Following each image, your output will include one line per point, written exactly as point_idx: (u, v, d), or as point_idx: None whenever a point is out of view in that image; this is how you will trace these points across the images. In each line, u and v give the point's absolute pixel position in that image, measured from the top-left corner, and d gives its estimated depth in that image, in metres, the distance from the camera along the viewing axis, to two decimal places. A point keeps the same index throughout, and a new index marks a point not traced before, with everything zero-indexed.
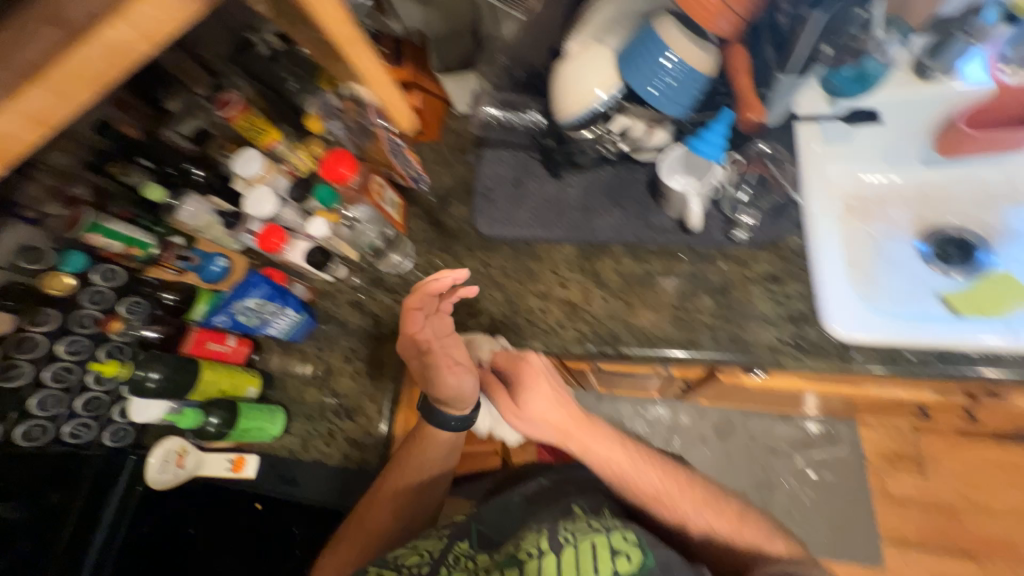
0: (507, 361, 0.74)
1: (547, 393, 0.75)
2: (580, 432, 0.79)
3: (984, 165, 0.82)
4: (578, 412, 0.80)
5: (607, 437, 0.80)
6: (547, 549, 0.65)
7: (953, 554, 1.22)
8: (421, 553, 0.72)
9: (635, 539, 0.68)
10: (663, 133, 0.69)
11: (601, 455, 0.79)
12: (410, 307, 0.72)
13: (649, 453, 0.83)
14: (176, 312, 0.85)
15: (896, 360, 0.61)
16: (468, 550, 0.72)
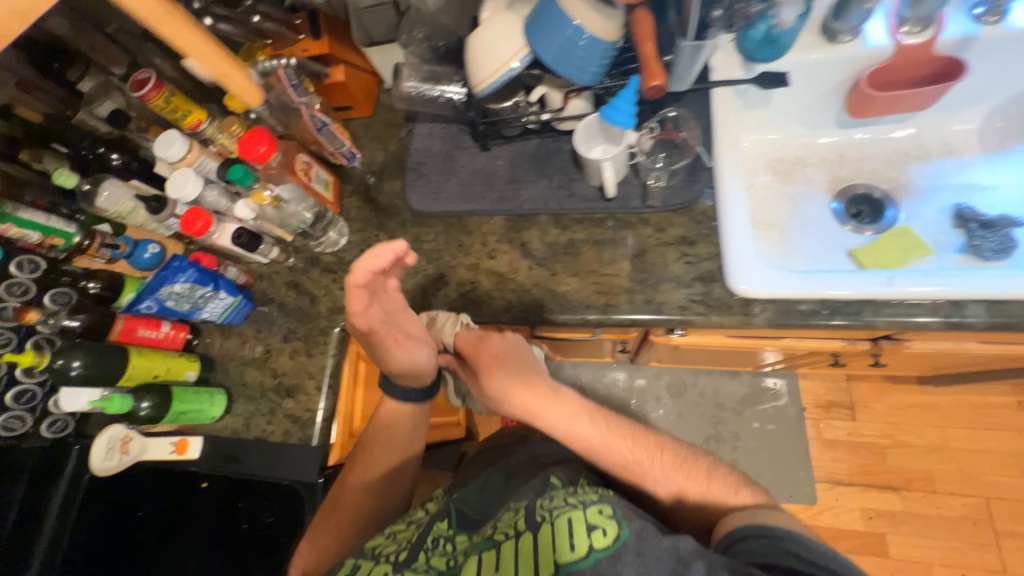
0: (464, 343, 0.74)
1: (509, 367, 0.73)
2: (543, 406, 0.73)
3: (892, 125, 0.86)
4: (543, 385, 0.75)
5: (571, 407, 0.74)
6: (523, 529, 0.61)
7: (879, 489, 1.32)
8: (400, 541, 0.70)
9: (612, 513, 0.59)
10: (581, 102, 0.73)
11: (563, 427, 0.73)
12: (354, 285, 0.67)
13: (625, 424, 0.76)
14: (104, 301, 0.79)
15: (789, 311, 0.65)
16: (446, 529, 0.72)
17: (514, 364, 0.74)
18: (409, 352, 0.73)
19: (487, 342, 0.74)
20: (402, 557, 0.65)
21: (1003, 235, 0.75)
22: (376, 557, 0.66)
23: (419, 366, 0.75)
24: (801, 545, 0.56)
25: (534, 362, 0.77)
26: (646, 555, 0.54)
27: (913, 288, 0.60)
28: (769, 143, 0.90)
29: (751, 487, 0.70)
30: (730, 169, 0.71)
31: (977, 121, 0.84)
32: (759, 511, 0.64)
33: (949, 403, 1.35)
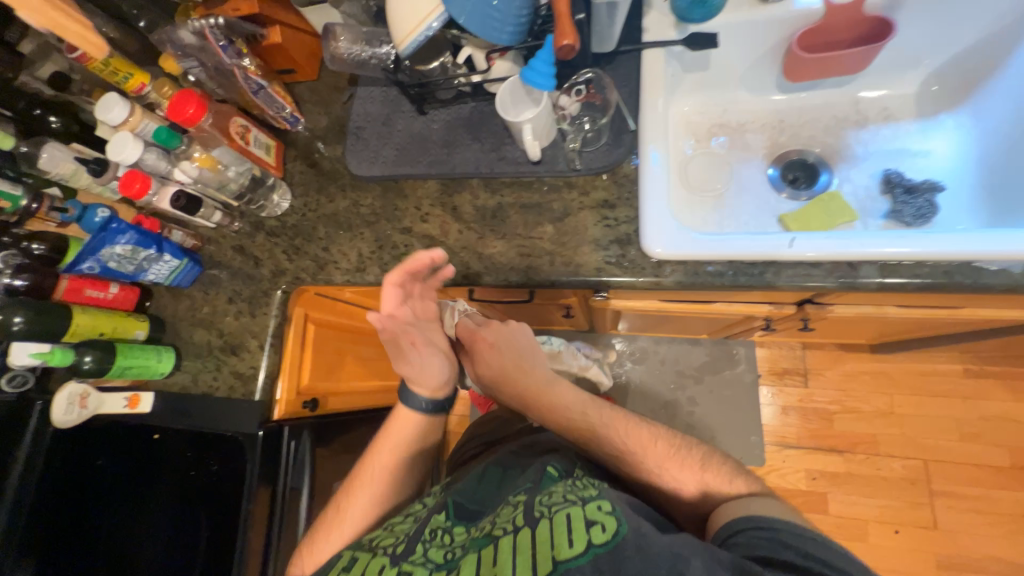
0: (465, 330, 0.87)
1: (510, 357, 0.85)
2: (542, 393, 0.84)
3: (833, 89, 0.86)
4: (543, 376, 0.85)
5: (573, 395, 0.84)
6: (522, 524, 0.57)
7: (824, 451, 1.38)
8: (398, 534, 0.66)
9: (611, 508, 0.58)
10: (505, 63, 0.73)
11: (560, 411, 0.82)
12: (390, 284, 0.71)
13: (619, 414, 0.82)
14: (49, 262, 0.81)
15: (698, 272, 0.67)
16: (445, 521, 0.66)
17: (513, 355, 0.86)
18: (421, 352, 0.77)
19: (483, 332, 0.86)
20: (400, 549, 0.61)
21: (923, 200, 0.77)
22: (375, 550, 0.63)
23: (432, 368, 0.78)
24: (800, 536, 0.56)
25: (534, 355, 0.87)
26: (647, 550, 0.53)
27: (887, 251, 0.60)
28: (713, 107, 0.90)
29: (738, 475, 0.71)
30: (652, 134, 0.71)
31: (915, 87, 0.83)
32: (752, 500, 0.65)
33: (897, 370, 1.39)
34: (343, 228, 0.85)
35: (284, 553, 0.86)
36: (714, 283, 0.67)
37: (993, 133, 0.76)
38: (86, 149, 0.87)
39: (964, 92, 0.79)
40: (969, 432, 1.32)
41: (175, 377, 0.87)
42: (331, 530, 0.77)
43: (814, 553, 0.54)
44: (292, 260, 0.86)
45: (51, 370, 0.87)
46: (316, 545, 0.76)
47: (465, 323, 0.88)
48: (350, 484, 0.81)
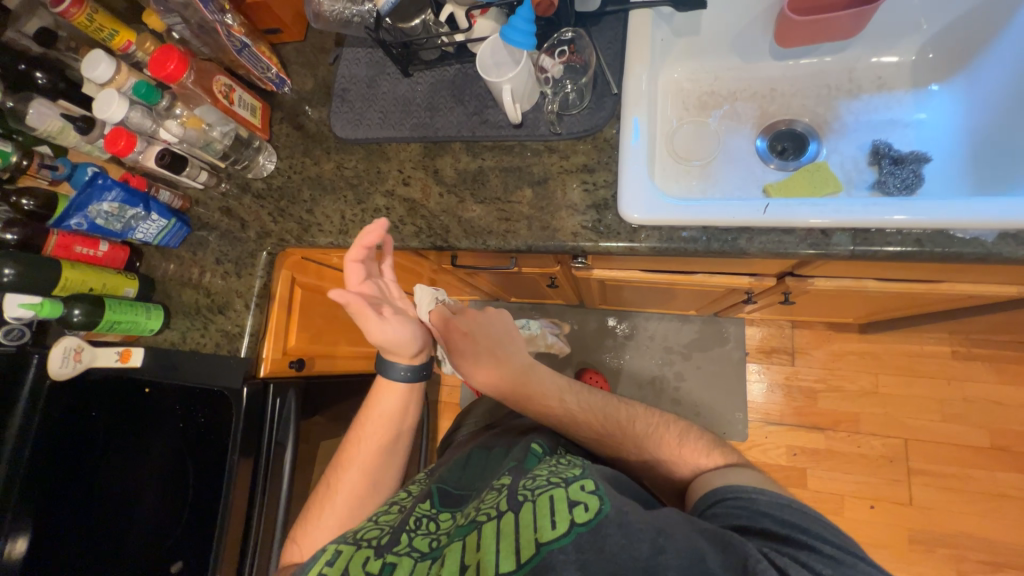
0: (439, 319, 0.85)
1: (486, 344, 0.88)
2: (521, 380, 0.85)
3: (827, 56, 0.84)
4: (520, 363, 0.87)
5: (550, 383, 0.86)
6: (506, 509, 0.60)
7: (807, 428, 1.40)
8: (382, 526, 0.67)
9: (594, 488, 0.60)
10: (487, 22, 0.72)
11: (539, 396, 0.84)
12: (352, 260, 0.77)
13: (597, 395, 0.85)
14: (38, 218, 0.82)
15: (672, 238, 0.67)
16: (429, 509, 0.70)
17: (487, 342, 0.88)
18: (392, 327, 0.80)
19: (457, 320, 0.87)
20: (385, 540, 0.63)
21: (909, 171, 0.75)
22: (358, 542, 0.63)
23: (404, 340, 0.81)
24: (777, 506, 0.58)
25: (508, 343, 0.89)
26: (628, 526, 0.55)
27: (890, 217, 0.59)
28: (704, 75, 0.88)
29: (716, 447, 0.73)
30: (634, 99, 0.71)
31: (910, 55, 0.81)
32: (731, 470, 0.68)
33: (885, 350, 1.39)
34: (327, 191, 0.86)
35: (269, 512, 0.87)
36: (684, 251, 0.67)
37: (986, 101, 0.74)
38: (72, 106, 0.87)
39: (958, 61, 0.77)
40: (952, 412, 1.33)
41: (165, 334, 0.90)
42: (328, 507, 0.77)
43: (792, 519, 0.56)
44: (278, 221, 0.87)
45: (47, 326, 0.90)
46: (313, 527, 0.76)
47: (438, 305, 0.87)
48: (339, 469, 0.81)
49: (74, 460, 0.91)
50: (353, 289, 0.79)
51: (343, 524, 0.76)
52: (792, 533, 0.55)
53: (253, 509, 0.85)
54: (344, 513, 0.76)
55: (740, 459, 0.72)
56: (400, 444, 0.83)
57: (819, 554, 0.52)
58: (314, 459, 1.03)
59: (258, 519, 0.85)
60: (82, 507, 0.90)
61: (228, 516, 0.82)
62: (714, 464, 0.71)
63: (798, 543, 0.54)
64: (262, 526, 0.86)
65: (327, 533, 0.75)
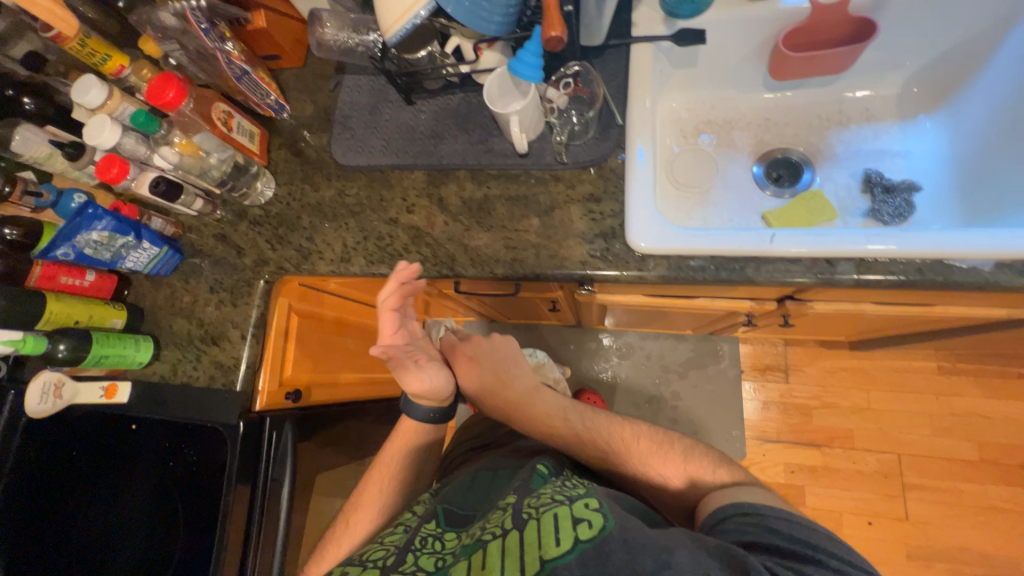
0: (448, 344, 0.93)
1: (492, 367, 0.91)
2: (523, 401, 0.89)
3: (815, 88, 0.87)
4: (522, 386, 0.91)
5: (553, 405, 0.88)
6: (511, 527, 0.57)
7: (803, 445, 1.41)
8: (387, 546, 0.66)
9: (599, 506, 0.59)
10: (493, 54, 0.73)
11: (540, 417, 0.87)
12: (387, 310, 0.78)
13: (599, 416, 0.86)
14: (21, 248, 0.77)
15: (681, 267, 0.67)
16: (435, 530, 0.66)
17: (493, 367, 0.91)
18: (424, 374, 0.81)
19: (464, 345, 0.92)
20: (390, 561, 0.61)
21: (901, 199, 0.78)
22: (364, 564, 0.63)
23: (436, 386, 0.83)
24: (784, 520, 0.57)
25: (515, 366, 0.93)
26: (632, 540, 0.54)
27: (889, 245, 0.61)
28: (699, 105, 0.91)
29: (723, 465, 0.72)
30: (639, 128, 0.72)
31: (896, 88, 0.85)
32: (739, 488, 0.65)
33: (874, 367, 1.42)
34: (328, 217, 0.84)
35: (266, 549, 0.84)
36: (690, 280, 0.68)
37: (968, 133, 0.77)
38: (62, 132, 0.84)
39: (940, 93, 0.81)
40: (942, 427, 1.36)
41: (153, 366, 0.86)
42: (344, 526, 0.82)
43: (796, 534, 0.55)
44: (277, 248, 0.85)
45: (25, 359, 0.85)
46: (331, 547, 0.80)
47: (451, 337, 0.95)
48: (355, 496, 0.85)
49: (50, 498, 0.84)
50: (387, 339, 0.81)
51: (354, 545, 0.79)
52: (801, 550, 0.54)
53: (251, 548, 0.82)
54: (355, 533, 0.80)
55: (744, 474, 0.70)
56: (416, 469, 0.88)
57: (823, 566, 0.52)
58: (309, 494, 0.99)
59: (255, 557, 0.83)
60: (55, 552, 0.82)
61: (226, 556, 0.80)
62: (718, 479, 0.70)
63: (802, 557, 0.53)
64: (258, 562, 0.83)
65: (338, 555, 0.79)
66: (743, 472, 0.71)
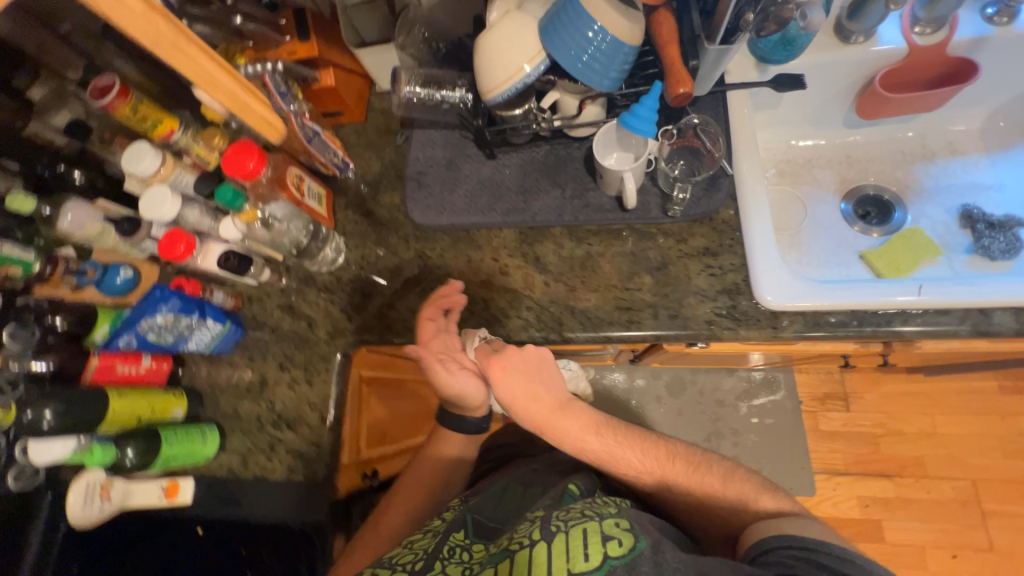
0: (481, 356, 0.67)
1: (528, 384, 0.66)
2: (556, 417, 0.67)
3: (896, 125, 0.86)
4: (556, 401, 0.68)
5: (588, 423, 0.68)
6: (538, 538, 0.56)
7: (875, 476, 1.36)
8: (417, 550, 0.63)
9: (629, 526, 0.57)
10: (597, 108, 0.70)
11: (576, 440, 0.68)
12: (423, 318, 0.71)
13: (633, 430, 0.71)
14: (74, 338, 0.71)
15: (819, 323, 0.65)
16: (464, 541, 0.64)
17: (529, 380, 0.67)
18: (456, 378, 0.73)
19: (503, 354, 0.66)
20: (420, 568, 0.59)
21: (1011, 235, 0.75)
22: (393, 568, 0.60)
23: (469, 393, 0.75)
24: (836, 558, 0.50)
25: (552, 375, 0.68)
26: (664, 566, 0.52)
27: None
28: (781, 144, 0.88)
29: (766, 490, 0.64)
30: (750, 184, 0.70)
31: (979, 121, 0.84)
32: (783, 520, 0.58)
33: (937, 390, 1.39)
34: (411, 283, 0.78)
35: None
36: (816, 338, 0.67)
37: None
38: (112, 205, 0.76)
39: None
40: (1012, 449, 1.33)
41: (220, 457, 0.77)
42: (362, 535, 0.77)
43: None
44: (354, 315, 0.79)
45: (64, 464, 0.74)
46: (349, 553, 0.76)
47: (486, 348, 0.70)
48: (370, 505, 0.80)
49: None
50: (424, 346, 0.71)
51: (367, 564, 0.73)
52: None
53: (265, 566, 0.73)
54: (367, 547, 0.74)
55: (790, 502, 0.62)
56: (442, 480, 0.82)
57: None
58: None
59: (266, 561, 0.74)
60: None
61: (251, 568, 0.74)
62: (760, 507, 0.62)
63: None
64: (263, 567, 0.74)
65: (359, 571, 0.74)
66: (790, 502, 0.63)
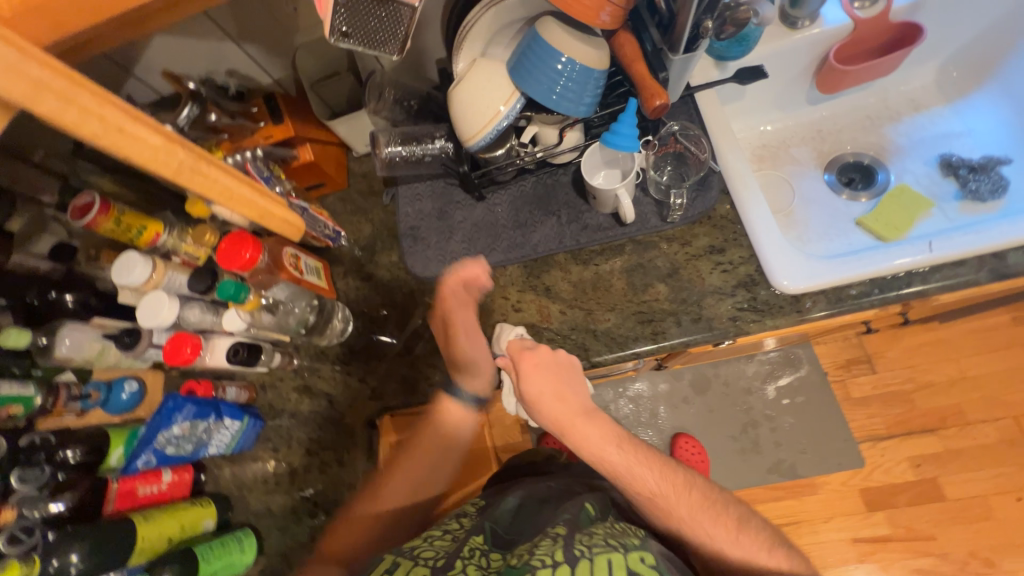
0: (514, 353, 0.65)
1: (553, 387, 0.64)
2: (577, 425, 0.64)
3: (858, 93, 0.89)
4: (580, 406, 0.65)
5: (610, 436, 0.64)
6: (561, 561, 0.49)
7: (918, 433, 1.35)
8: (437, 548, 0.57)
9: (655, 562, 0.52)
10: (576, 133, 0.72)
11: (595, 450, 0.64)
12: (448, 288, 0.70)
13: (655, 453, 0.67)
14: (89, 468, 0.67)
15: (842, 298, 0.66)
16: (483, 545, 0.58)
17: (553, 383, 0.64)
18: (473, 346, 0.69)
19: (535, 351, 0.64)
20: (441, 564, 0.53)
21: (994, 175, 0.78)
22: (416, 559, 0.55)
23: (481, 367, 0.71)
24: None
25: (576, 382, 0.65)
26: None
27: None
28: (754, 131, 0.90)
29: (773, 544, 0.64)
30: (739, 176, 0.71)
31: (933, 75, 0.88)
32: None
33: (956, 334, 1.39)
34: (424, 336, 0.76)
35: None
36: (837, 314, 0.68)
37: None
38: (108, 320, 0.74)
39: (984, 72, 0.83)
40: None
41: (259, 563, 0.72)
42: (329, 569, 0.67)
43: None
44: (372, 381, 0.76)
45: None
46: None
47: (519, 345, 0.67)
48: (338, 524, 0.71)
49: None
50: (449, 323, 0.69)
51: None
52: None
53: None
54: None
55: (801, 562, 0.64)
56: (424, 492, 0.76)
57: None
58: None
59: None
60: None
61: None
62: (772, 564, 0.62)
63: None
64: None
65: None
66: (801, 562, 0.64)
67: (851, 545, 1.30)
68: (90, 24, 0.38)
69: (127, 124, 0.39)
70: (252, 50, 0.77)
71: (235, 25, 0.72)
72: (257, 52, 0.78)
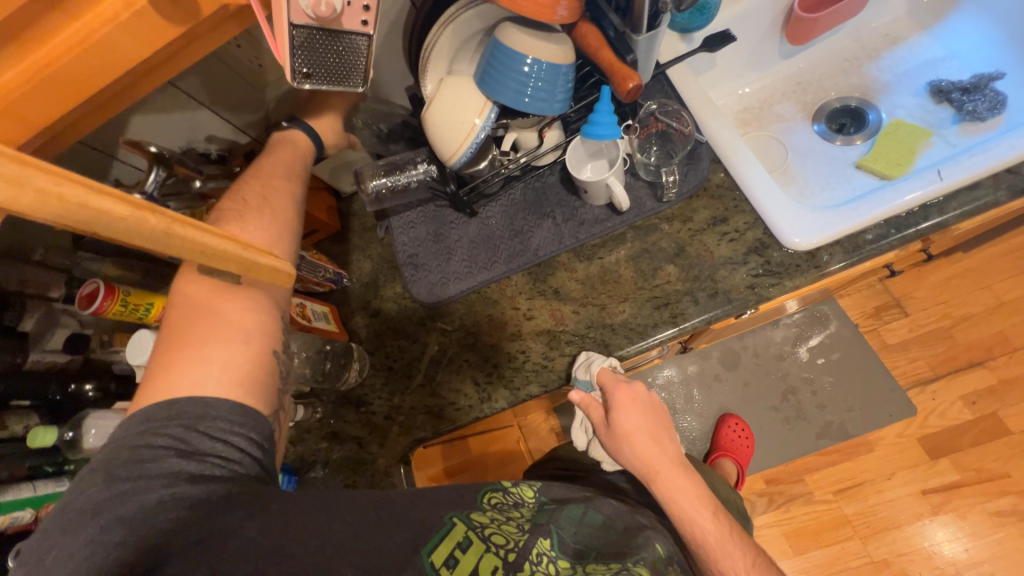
0: (610, 386, 0.65)
1: (646, 426, 0.66)
2: (669, 469, 0.65)
3: (830, 38, 0.87)
4: (673, 455, 0.67)
5: (700, 492, 0.65)
6: None
7: (966, 369, 1.29)
8: (507, 533, 0.50)
9: None
10: (555, 132, 0.73)
11: (686, 502, 0.64)
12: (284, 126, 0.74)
13: (744, 531, 0.66)
14: None
15: (859, 246, 0.63)
16: (551, 552, 0.51)
17: (647, 424, 0.67)
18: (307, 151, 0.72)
19: (629, 389, 0.67)
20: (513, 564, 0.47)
21: (988, 92, 0.76)
22: (488, 548, 0.48)
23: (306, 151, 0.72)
24: None
25: (667, 428, 0.68)
26: None
27: None
28: (734, 95, 0.89)
29: None
30: (727, 143, 0.70)
31: (903, 6, 0.86)
32: None
33: (984, 261, 1.34)
34: (441, 362, 0.74)
35: None
36: (855, 263, 0.65)
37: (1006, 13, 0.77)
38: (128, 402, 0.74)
39: None
40: None
41: None
42: (215, 321, 0.52)
43: None
44: (399, 417, 0.74)
45: None
46: (170, 374, 0.50)
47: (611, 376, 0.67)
48: (199, 304, 0.53)
49: None
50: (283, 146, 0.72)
51: (251, 391, 0.51)
52: None
53: (208, 507, 0.45)
54: (242, 360, 0.52)
55: None
56: (298, 236, 0.65)
57: None
58: None
59: (165, 497, 0.45)
60: None
61: (154, 522, 0.43)
62: None
63: None
64: (163, 508, 0.44)
65: (218, 368, 0.50)
66: None
67: (922, 498, 1.24)
68: (61, 112, 0.40)
69: (93, 196, 0.32)
70: (226, 112, 0.78)
71: (205, 92, 0.74)
72: (231, 113, 0.79)
